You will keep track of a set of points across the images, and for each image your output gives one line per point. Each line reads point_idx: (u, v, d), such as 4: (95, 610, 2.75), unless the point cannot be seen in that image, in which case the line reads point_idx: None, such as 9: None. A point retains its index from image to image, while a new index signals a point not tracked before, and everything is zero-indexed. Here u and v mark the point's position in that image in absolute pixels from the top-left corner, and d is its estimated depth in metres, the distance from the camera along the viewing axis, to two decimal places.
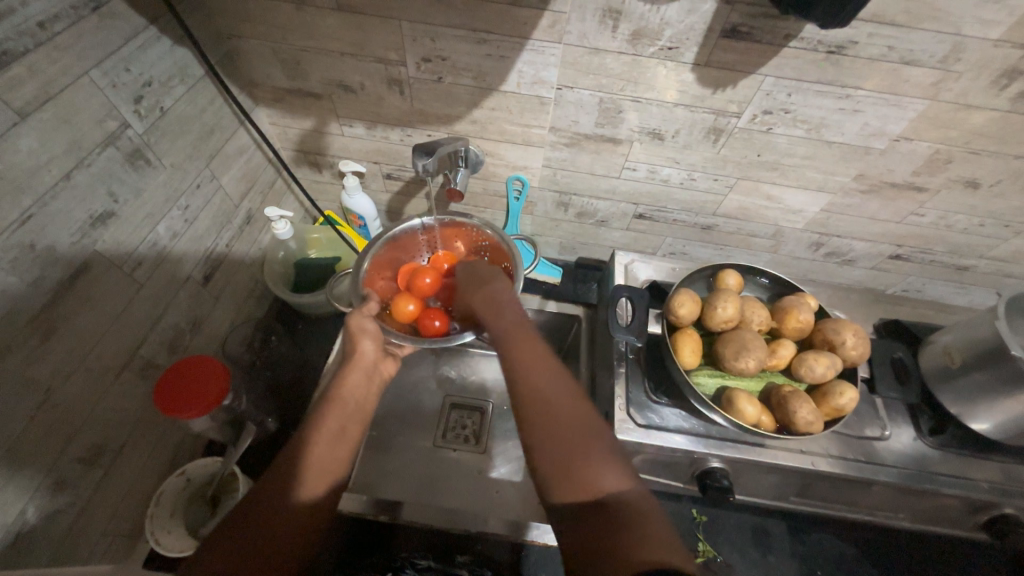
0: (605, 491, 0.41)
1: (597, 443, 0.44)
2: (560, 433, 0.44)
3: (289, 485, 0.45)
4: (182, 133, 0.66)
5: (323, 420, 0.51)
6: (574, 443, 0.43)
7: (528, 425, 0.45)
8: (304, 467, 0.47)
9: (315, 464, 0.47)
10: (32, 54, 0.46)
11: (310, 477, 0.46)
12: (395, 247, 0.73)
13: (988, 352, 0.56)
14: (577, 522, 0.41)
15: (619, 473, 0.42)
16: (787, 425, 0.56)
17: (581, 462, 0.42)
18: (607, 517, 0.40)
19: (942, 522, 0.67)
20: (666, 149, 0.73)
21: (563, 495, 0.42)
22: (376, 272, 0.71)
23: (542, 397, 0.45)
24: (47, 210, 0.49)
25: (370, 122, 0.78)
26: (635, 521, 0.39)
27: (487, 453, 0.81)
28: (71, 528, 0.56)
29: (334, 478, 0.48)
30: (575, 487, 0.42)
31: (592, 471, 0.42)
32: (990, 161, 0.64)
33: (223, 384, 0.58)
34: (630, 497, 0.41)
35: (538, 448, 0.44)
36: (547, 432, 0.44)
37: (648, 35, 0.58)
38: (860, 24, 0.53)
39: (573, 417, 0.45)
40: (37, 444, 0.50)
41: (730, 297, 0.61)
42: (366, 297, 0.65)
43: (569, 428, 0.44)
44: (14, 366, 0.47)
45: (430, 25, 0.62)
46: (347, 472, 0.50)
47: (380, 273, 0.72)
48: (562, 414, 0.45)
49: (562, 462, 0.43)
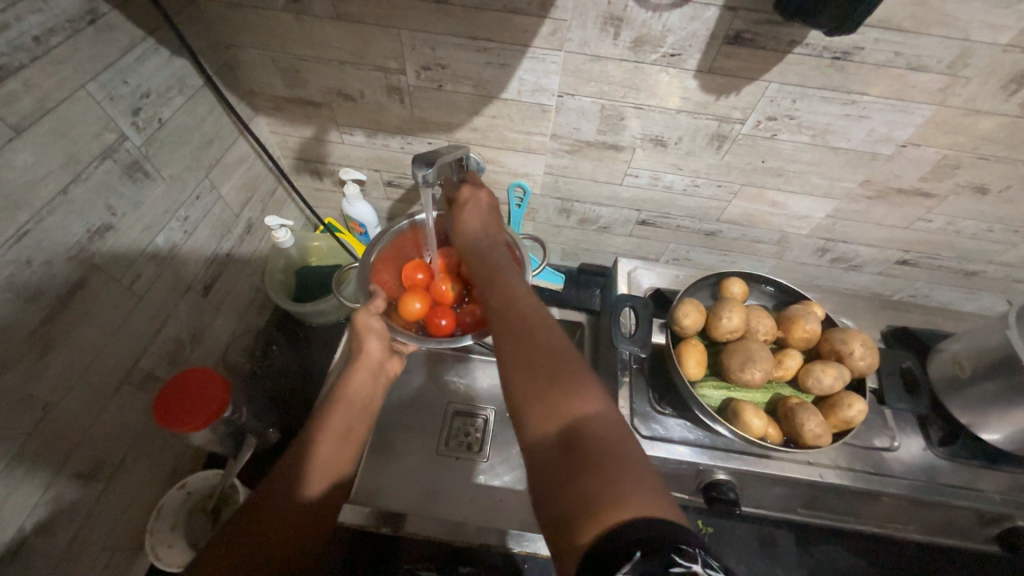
0: (581, 421, 0.37)
1: (572, 378, 0.40)
2: (540, 366, 0.41)
3: (293, 484, 0.46)
4: (180, 144, 0.65)
5: (329, 419, 0.52)
6: (551, 374, 0.40)
7: (505, 367, 0.43)
8: (309, 466, 0.48)
9: (320, 463, 0.49)
10: (28, 69, 0.46)
11: (314, 477, 0.48)
12: (402, 242, 0.73)
13: (999, 361, 0.55)
14: (550, 460, 0.36)
15: (592, 397, 0.39)
16: (795, 437, 0.56)
17: (556, 393, 0.39)
18: (583, 452, 0.35)
19: (953, 534, 0.66)
20: (668, 155, 0.72)
21: (539, 429, 0.38)
22: (381, 264, 0.69)
23: (520, 336, 0.43)
24: (43, 225, 0.49)
25: (370, 130, 0.77)
26: (613, 454, 0.35)
27: (488, 461, 0.80)
28: (71, 543, 0.56)
29: (337, 474, 0.50)
30: (554, 416, 0.38)
31: (573, 403, 0.38)
32: (999, 167, 0.63)
33: (192, 426, 0.55)
34: (605, 428, 0.37)
35: (516, 382, 0.41)
36: (523, 367, 0.41)
37: (649, 42, 0.58)
38: (866, 30, 0.52)
39: (554, 344, 0.43)
40: (33, 460, 0.50)
41: (735, 306, 0.60)
42: (372, 295, 0.63)
43: (552, 363, 0.41)
44: (11, 383, 0.47)
45: (429, 33, 0.61)
46: (350, 469, 0.51)
47: (388, 269, 0.71)
48: (538, 351, 0.42)
49: (543, 396, 0.39)
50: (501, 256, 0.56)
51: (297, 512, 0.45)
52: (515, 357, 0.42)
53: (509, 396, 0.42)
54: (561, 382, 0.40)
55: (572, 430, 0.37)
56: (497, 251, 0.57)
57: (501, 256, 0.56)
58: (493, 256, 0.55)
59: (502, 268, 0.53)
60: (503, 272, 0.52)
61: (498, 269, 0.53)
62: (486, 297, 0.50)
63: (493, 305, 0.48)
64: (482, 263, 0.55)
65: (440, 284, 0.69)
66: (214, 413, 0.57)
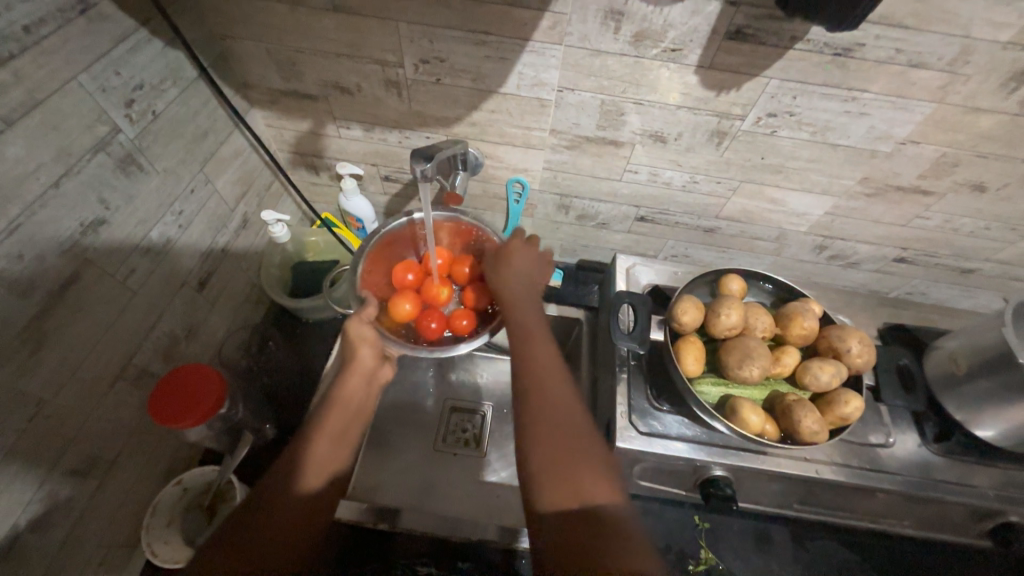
0: (597, 498, 0.44)
1: (590, 457, 0.46)
2: (563, 440, 0.47)
3: (290, 479, 0.47)
4: (174, 137, 0.64)
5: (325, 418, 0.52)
6: (572, 449, 0.47)
7: (529, 432, 0.49)
8: (305, 464, 0.48)
9: (316, 460, 0.49)
10: (17, 59, 0.45)
11: (311, 472, 0.48)
12: (395, 242, 0.72)
13: (994, 359, 0.55)
14: (564, 525, 0.42)
15: (603, 474, 0.46)
16: (792, 433, 0.56)
17: (578, 474, 0.45)
18: (596, 524, 0.42)
19: (946, 529, 0.66)
20: (668, 151, 0.71)
21: (553, 497, 0.44)
22: (373, 265, 0.69)
23: (547, 408, 0.50)
24: (35, 220, 0.48)
25: (367, 124, 0.77)
26: (620, 528, 0.41)
27: (486, 457, 0.80)
28: (65, 540, 0.55)
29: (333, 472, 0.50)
30: (570, 488, 0.44)
31: (591, 480, 0.45)
32: (997, 165, 0.63)
33: (189, 422, 0.55)
34: (615, 507, 0.43)
35: (536, 450, 0.47)
36: (549, 437, 0.48)
37: (650, 37, 0.57)
38: (868, 26, 0.52)
39: (576, 421, 0.49)
40: (27, 457, 0.49)
41: (733, 304, 0.60)
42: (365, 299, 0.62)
43: (574, 439, 0.48)
44: (3, 379, 0.46)
45: (428, 26, 0.60)
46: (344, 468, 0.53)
47: (379, 269, 0.70)
48: (563, 426, 0.49)
49: (565, 468, 0.46)
50: (537, 313, 0.60)
51: (293, 504, 0.46)
52: (541, 427, 0.48)
53: (527, 459, 0.47)
54: (581, 458, 0.46)
55: (587, 504, 0.43)
56: (532, 306, 0.60)
57: (535, 311, 0.60)
58: (530, 313, 0.59)
59: (535, 327, 0.58)
60: (537, 333, 0.57)
61: (531, 329, 0.58)
62: (519, 362, 0.54)
63: (524, 367, 0.53)
64: (518, 317, 0.59)
65: (434, 287, 0.69)
66: (211, 410, 0.56)
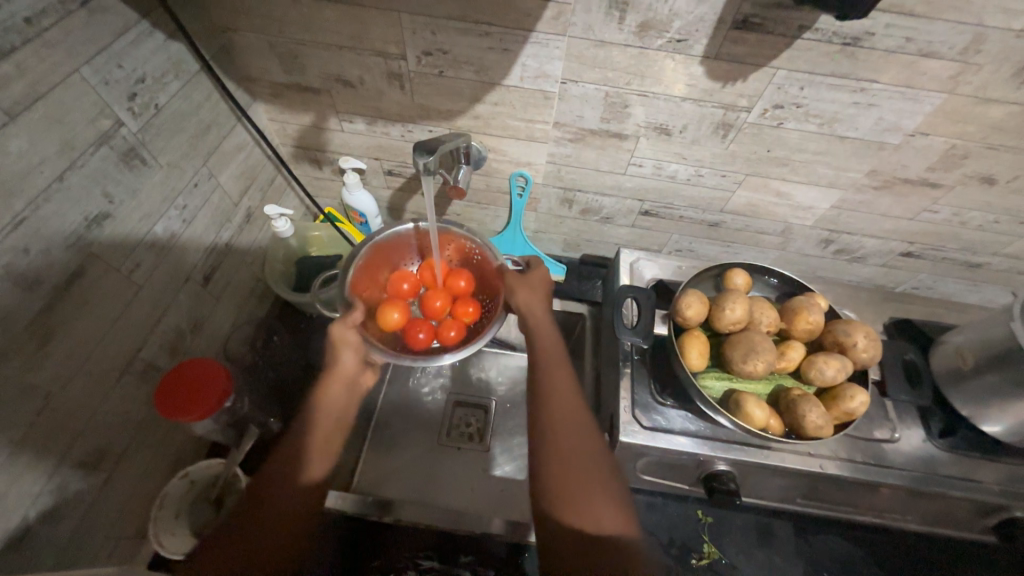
0: (609, 527, 0.48)
1: (602, 489, 0.50)
2: (580, 469, 0.51)
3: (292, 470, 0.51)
4: (177, 131, 0.64)
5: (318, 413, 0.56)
6: (587, 478, 0.50)
7: (546, 455, 0.52)
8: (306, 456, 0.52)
9: (314, 451, 0.53)
10: (19, 51, 0.45)
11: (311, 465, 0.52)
12: (389, 248, 0.71)
13: (1002, 353, 0.55)
14: (573, 545, 0.46)
15: (614, 505, 0.50)
16: (796, 428, 0.56)
17: (589, 500, 0.49)
18: (605, 551, 0.46)
19: (952, 525, 0.66)
20: (673, 144, 0.71)
21: (565, 517, 0.48)
22: (364, 270, 0.68)
23: (566, 436, 0.53)
24: (39, 213, 0.48)
25: (370, 117, 0.76)
26: (625, 558, 0.46)
27: (490, 451, 0.80)
28: (75, 531, 0.56)
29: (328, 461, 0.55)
30: (581, 513, 0.48)
31: (605, 511, 0.49)
32: (1008, 157, 0.62)
33: (195, 415, 0.56)
34: (623, 537, 0.47)
35: (552, 473, 0.51)
36: (566, 464, 0.51)
37: (655, 27, 0.56)
38: (877, 14, 0.51)
39: (594, 452, 0.52)
40: (35, 449, 0.50)
41: (738, 298, 0.60)
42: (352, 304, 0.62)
43: (591, 470, 0.51)
44: (11, 372, 0.47)
45: (430, 17, 0.60)
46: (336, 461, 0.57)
47: (371, 275, 0.69)
48: (582, 456, 0.52)
49: (580, 495, 0.49)
50: (559, 342, 0.61)
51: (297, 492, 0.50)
52: (559, 454, 0.51)
53: (540, 479, 0.51)
54: (595, 488, 0.50)
55: (597, 532, 0.47)
56: (551, 333, 0.62)
57: (555, 337, 0.62)
58: (554, 342, 0.61)
59: (558, 356, 0.60)
60: (559, 362, 0.59)
61: (554, 358, 0.59)
62: (539, 388, 0.57)
63: (545, 395, 0.56)
64: (539, 344, 0.61)
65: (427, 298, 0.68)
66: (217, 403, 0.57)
